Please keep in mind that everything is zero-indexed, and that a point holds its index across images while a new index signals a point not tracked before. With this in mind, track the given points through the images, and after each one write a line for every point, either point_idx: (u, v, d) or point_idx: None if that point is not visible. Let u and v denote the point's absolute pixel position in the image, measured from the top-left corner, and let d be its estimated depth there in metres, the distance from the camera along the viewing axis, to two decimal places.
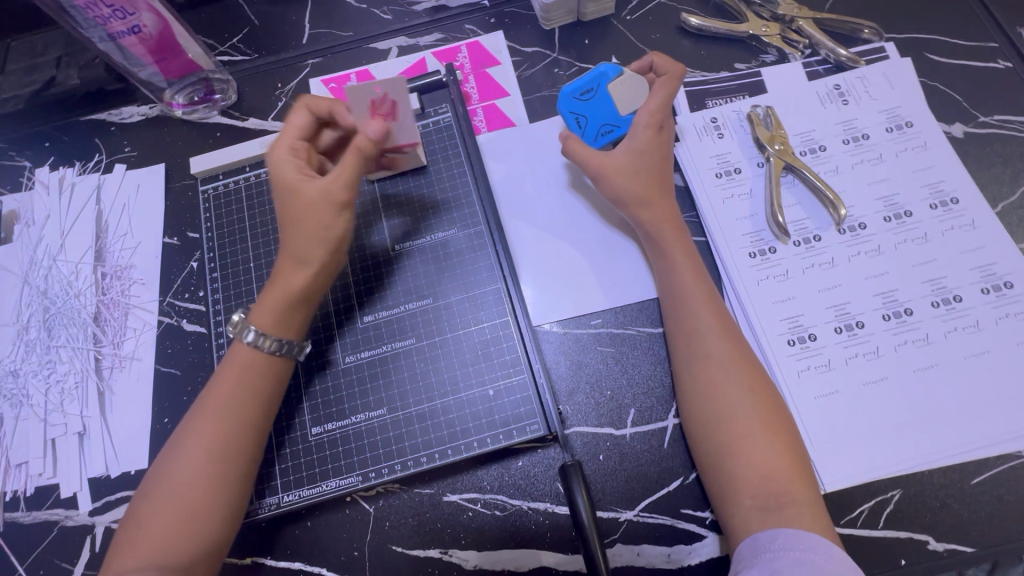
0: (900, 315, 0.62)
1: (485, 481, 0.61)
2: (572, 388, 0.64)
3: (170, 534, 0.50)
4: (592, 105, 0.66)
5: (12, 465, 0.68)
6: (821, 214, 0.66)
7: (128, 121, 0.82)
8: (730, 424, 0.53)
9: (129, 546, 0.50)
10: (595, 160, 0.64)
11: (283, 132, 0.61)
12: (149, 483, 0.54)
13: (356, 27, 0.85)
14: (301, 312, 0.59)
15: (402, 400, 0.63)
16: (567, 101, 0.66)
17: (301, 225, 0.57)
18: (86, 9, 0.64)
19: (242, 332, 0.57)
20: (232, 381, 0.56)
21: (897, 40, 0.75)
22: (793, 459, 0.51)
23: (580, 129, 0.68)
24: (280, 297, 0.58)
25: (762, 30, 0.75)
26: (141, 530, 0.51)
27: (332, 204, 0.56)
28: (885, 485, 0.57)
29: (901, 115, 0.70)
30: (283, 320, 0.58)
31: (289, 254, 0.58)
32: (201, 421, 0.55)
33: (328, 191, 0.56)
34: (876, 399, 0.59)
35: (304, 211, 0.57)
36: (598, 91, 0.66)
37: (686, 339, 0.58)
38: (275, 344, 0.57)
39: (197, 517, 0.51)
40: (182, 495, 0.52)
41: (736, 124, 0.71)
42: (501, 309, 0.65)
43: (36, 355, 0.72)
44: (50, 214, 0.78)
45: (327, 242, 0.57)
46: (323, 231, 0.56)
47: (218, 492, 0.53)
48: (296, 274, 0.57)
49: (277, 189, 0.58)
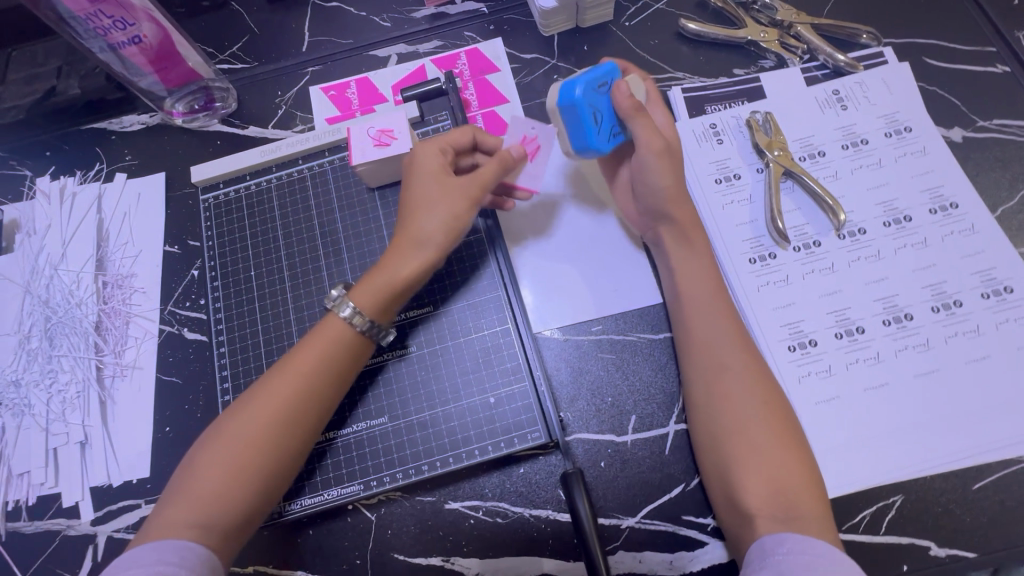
0: (901, 321, 0.62)
1: (487, 488, 0.61)
2: (573, 395, 0.64)
3: (214, 495, 0.52)
4: (603, 103, 0.60)
5: (14, 474, 0.68)
6: (821, 220, 0.66)
7: (128, 130, 0.83)
8: (740, 434, 0.53)
9: (177, 498, 0.53)
10: (652, 138, 0.59)
11: (440, 139, 0.64)
12: (203, 444, 0.56)
13: (355, 34, 0.85)
14: (395, 300, 0.59)
15: (404, 408, 0.63)
16: (586, 95, 0.58)
17: (429, 211, 0.59)
18: (87, 20, 0.64)
19: (339, 308, 0.58)
20: (316, 360, 0.57)
21: (895, 45, 0.75)
22: (804, 467, 0.52)
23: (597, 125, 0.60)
24: (386, 279, 0.59)
25: (760, 36, 0.76)
26: (194, 483, 0.53)
27: (466, 202, 0.60)
28: (887, 490, 0.57)
29: (900, 120, 0.70)
30: (379, 302, 0.58)
31: (407, 237, 0.59)
32: (269, 395, 0.56)
33: (464, 187, 0.60)
34: (876, 405, 0.59)
35: (436, 199, 0.59)
36: (609, 88, 0.61)
37: (697, 348, 0.58)
38: (365, 324, 0.58)
39: (240, 485, 0.53)
40: (236, 462, 0.54)
41: (735, 130, 0.72)
42: (502, 317, 0.66)
43: (38, 365, 0.72)
44: (51, 224, 0.78)
45: (449, 232, 0.59)
46: (449, 219, 0.59)
47: (268, 464, 0.54)
48: (408, 258, 0.59)
49: (424, 174, 0.61)
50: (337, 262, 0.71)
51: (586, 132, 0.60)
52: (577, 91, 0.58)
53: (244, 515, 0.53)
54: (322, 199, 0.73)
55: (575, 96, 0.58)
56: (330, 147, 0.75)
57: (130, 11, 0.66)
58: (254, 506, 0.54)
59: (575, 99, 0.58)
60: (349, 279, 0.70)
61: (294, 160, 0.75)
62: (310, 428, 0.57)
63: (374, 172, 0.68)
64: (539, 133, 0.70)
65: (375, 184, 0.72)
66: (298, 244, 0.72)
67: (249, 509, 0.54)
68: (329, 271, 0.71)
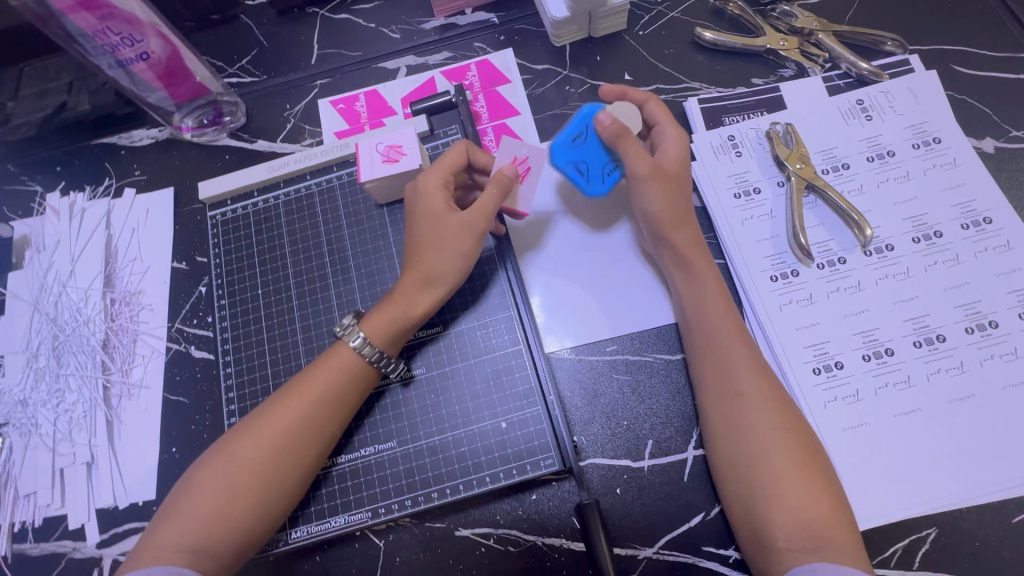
0: (932, 342, 0.59)
1: (498, 515, 0.59)
2: (587, 418, 0.62)
3: (212, 518, 0.51)
4: (587, 150, 0.63)
5: (21, 495, 0.67)
6: (845, 235, 0.64)
7: (139, 144, 0.82)
8: (762, 465, 0.50)
9: (175, 518, 0.52)
10: (642, 163, 0.59)
11: (436, 164, 0.62)
12: (202, 464, 0.55)
13: (365, 46, 0.84)
14: (404, 331, 0.60)
15: (413, 432, 0.61)
16: (562, 151, 0.63)
17: (437, 249, 0.59)
18: (95, 36, 0.64)
19: (348, 336, 0.58)
20: (325, 383, 0.57)
21: (920, 52, 0.72)
22: (832, 504, 0.48)
23: (581, 176, 0.64)
24: (396, 313, 0.59)
25: (780, 44, 0.73)
26: (190, 508, 0.52)
27: (473, 233, 0.59)
28: (920, 523, 0.54)
29: (928, 130, 0.67)
30: (389, 334, 0.59)
31: (415, 274, 0.60)
32: (276, 418, 0.55)
33: (468, 221, 0.59)
34: (908, 432, 0.56)
35: (442, 237, 0.59)
36: (589, 134, 0.63)
37: (712, 376, 0.56)
38: (374, 354, 0.58)
39: (238, 509, 0.52)
40: (235, 486, 0.52)
41: (755, 142, 0.69)
42: (513, 337, 0.64)
43: (45, 384, 0.71)
44: (61, 240, 0.78)
45: (459, 268, 0.60)
46: (457, 258, 0.59)
47: (267, 490, 0.53)
48: (419, 294, 0.60)
49: (427, 211, 0.60)
50: (346, 280, 0.69)
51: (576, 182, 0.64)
52: (557, 149, 0.63)
53: (240, 541, 0.52)
54: (330, 215, 0.72)
55: (555, 155, 0.63)
56: (339, 162, 0.74)
57: (137, 27, 0.65)
58: (253, 531, 0.53)
59: (556, 157, 0.63)
60: (357, 298, 0.68)
61: (303, 175, 0.74)
62: (314, 454, 0.56)
63: (383, 189, 0.67)
64: (528, 154, 0.64)
65: (384, 200, 0.71)
66: (305, 261, 0.71)
67: (244, 536, 0.52)
68: (336, 289, 0.69)
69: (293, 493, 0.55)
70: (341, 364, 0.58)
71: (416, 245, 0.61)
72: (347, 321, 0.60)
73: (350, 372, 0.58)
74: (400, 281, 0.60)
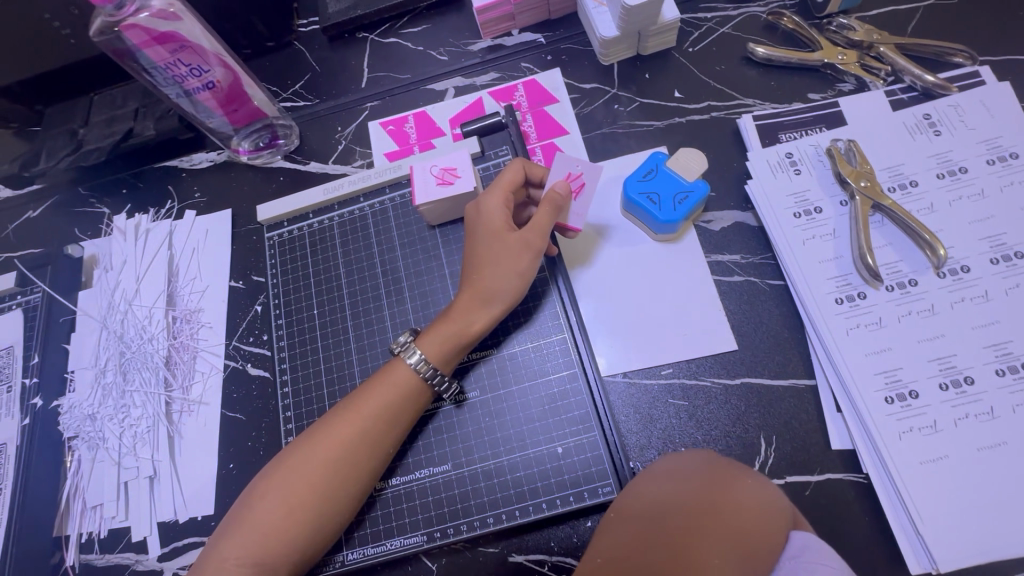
0: (1017, 370, 0.55)
1: (552, 542, 0.58)
2: (643, 442, 0.60)
3: (271, 533, 0.52)
4: (658, 183, 0.65)
5: (88, 506, 0.70)
6: (916, 256, 0.61)
7: (199, 167, 0.86)
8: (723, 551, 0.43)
9: (236, 531, 0.53)
10: (488, 226, 0.61)
11: (494, 183, 0.62)
12: (261, 475, 0.55)
13: (413, 69, 0.86)
14: (462, 349, 0.60)
15: (467, 456, 0.61)
16: (633, 187, 0.66)
17: (492, 268, 0.60)
18: (166, 68, 0.67)
19: (406, 353, 0.59)
20: (383, 400, 0.57)
21: (991, 63, 0.69)
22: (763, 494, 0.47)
23: (653, 206, 0.64)
24: (452, 331, 0.60)
25: (838, 58, 0.71)
26: (249, 520, 0.53)
27: (530, 250, 0.60)
28: (1010, 566, 0.51)
29: (1003, 145, 0.64)
30: (449, 353, 0.59)
31: (472, 292, 0.60)
32: (332, 435, 0.55)
33: (525, 240, 0.59)
34: (993, 468, 0.53)
35: (500, 256, 0.60)
36: (657, 169, 0.66)
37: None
38: (430, 372, 0.58)
39: (293, 528, 0.52)
40: (292, 501, 0.53)
41: (815, 160, 0.67)
42: (568, 361, 0.63)
43: (112, 399, 0.74)
44: (126, 260, 0.82)
45: (515, 287, 0.60)
46: (514, 276, 0.60)
47: (324, 507, 0.54)
48: (475, 312, 0.60)
49: (485, 230, 0.61)
50: (399, 302, 0.70)
51: (647, 213, 0.64)
52: (627, 186, 0.66)
53: (298, 557, 0.53)
54: (383, 236, 0.73)
55: (625, 191, 0.66)
56: (391, 183, 0.75)
57: (203, 57, 0.68)
58: (307, 549, 0.53)
59: (625, 194, 0.66)
60: (409, 319, 0.69)
61: (355, 197, 0.76)
62: (372, 474, 0.56)
63: (438, 212, 0.68)
64: (583, 170, 0.64)
65: (437, 222, 0.71)
66: (359, 281, 0.72)
67: (294, 557, 0.53)
68: (389, 310, 0.70)
69: (347, 512, 0.55)
70: (398, 382, 0.58)
71: (472, 263, 0.61)
72: (404, 338, 0.60)
73: (414, 393, 0.58)
74: (457, 299, 0.61)
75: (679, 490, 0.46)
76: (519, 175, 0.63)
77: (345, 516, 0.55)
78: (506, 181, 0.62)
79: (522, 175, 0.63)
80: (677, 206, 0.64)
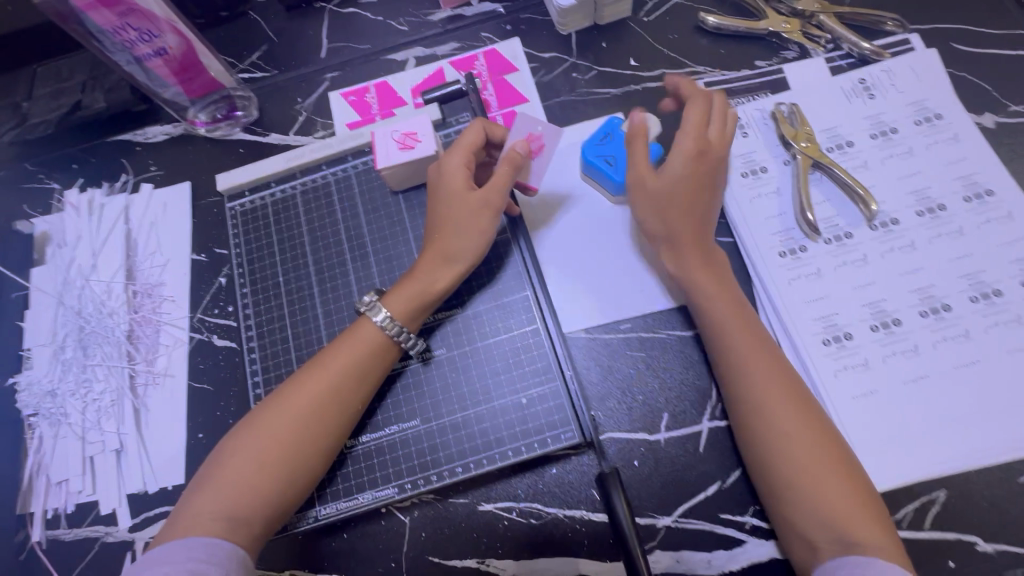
0: (938, 312, 0.61)
1: (519, 489, 0.61)
2: (604, 393, 0.63)
3: (244, 489, 0.53)
4: (615, 146, 0.68)
5: (53, 482, 0.69)
6: (851, 210, 0.66)
7: (154, 140, 0.83)
8: (776, 498, 0.52)
9: (208, 489, 0.53)
10: (449, 184, 0.62)
11: (454, 145, 0.64)
12: (232, 436, 0.56)
13: (373, 39, 0.85)
14: (425, 308, 0.62)
15: (435, 411, 0.63)
16: (592, 150, 0.68)
17: (454, 227, 0.61)
18: (114, 33, 0.65)
19: (371, 312, 0.60)
20: (352, 356, 0.58)
21: (921, 31, 0.74)
22: (836, 451, 0.52)
23: (609, 168, 0.67)
24: (418, 289, 0.61)
25: (782, 26, 0.75)
26: (222, 477, 0.54)
27: (490, 209, 0.61)
28: (929, 485, 0.56)
29: (929, 107, 0.69)
30: (413, 311, 0.61)
31: (435, 251, 0.62)
32: (302, 391, 0.57)
33: (485, 200, 0.61)
34: (917, 399, 0.58)
35: (462, 216, 0.61)
36: (614, 133, 0.68)
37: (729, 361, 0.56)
38: (396, 329, 0.60)
39: (265, 484, 0.53)
40: (264, 455, 0.54)
41: (760, 123, 0.71)
42: (531, 317, 0.65)
43: (73, 375, 0.73)
44: (81, 235, 0.80)
45: (477, 247, 0.62)
46: (476, 236, 0.61)
47: (297, 460, 0.55)
48: (438, 271, 0.61)
49: (446, 191, 0.62)
50: (364, 266, 0.71)
51: (607, 177, 0.67)
52: (586, 150, 0.68)
53: (271, 512, 0.54)
54: (347, 204, 0.74)
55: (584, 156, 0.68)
56: (353, 152, 0.76)
57: (154, 23, 0.66)
58: (283, 501, 0.54)
59: (585, 159, 0.68)
60: (375, 283, 0.70)
61: (318, 165, 0.76)
62: (343, 426, 0.57)
63: (401, 176, 0.69)
64: (543, 131, 0.67)
65: (399, 187, 0.72)
66: (324, 248, 0.72)
67: (269, 511, 0.54)
68: (356, 275, 0.71)
69: (318, 468, 0.56)
70: (366, 341, 0.59)
71: (434, 223, 0.63)
72: (369, 298, 0.61)
73: (382, 350, 0.60)
74: (421, 259, 0.62)
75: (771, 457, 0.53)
76: (478, 138, 0.64)
77: (315, 472, 0.56)
78: (466, 142, 0.63)
79: (481, 137, 0.64)
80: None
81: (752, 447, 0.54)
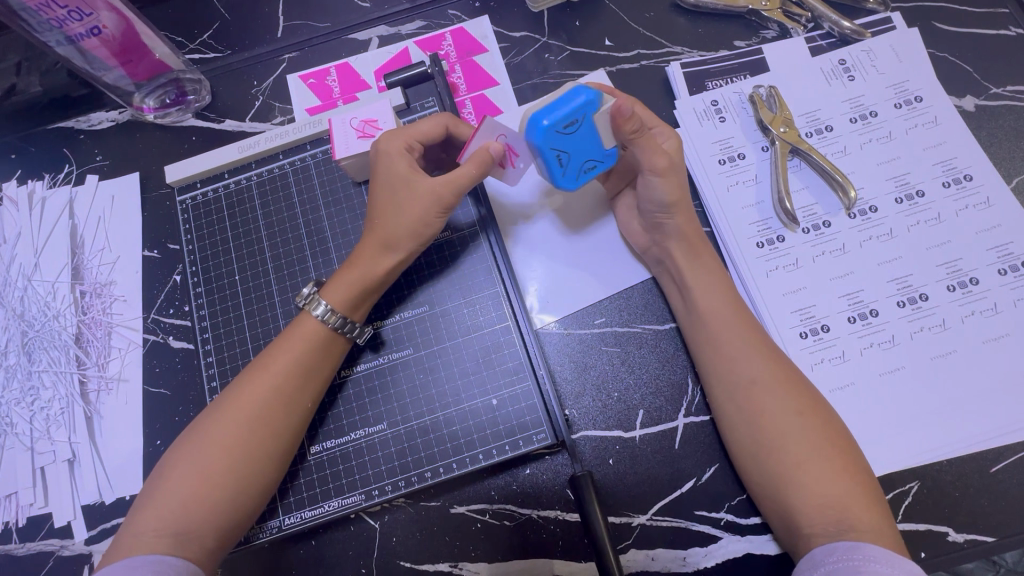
0: (916, 301, 0.60)
1: (493, 491, 0.59)
2: (578, 390, 0.62)
3: (191, 501, 0.50)
4: (575, 140, 0.52)
5: (2, 495, 0.65)
6: (830, 199, 0.64)
7: (98, 128, 0.77)
8: (762, 486, 0.52)
9: (153, 504, 0.50)
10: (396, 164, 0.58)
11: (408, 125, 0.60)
12: (179, 447, 0.53)
13: (333, 17, 0.80)
14: (368, 295, 0.59)
15: (403, 414, 0.61)
16: (550, 136, 0.51)
17: (397, 212, 0.57)
18: (39, 11, 0.59)
19: (311, 306, 0.57)
20: (301, 353, 0.56)
21: (903, 9, 0.71)
22: (821, 435, 0.50)
23: (559, 167, 0.54)
24: (358, 277, 0.58)
25: (762, 4, 0.71)
26: (167, 493, 0.51)
27: (434, 198, 0.57)
28: (904, 477, 0.56)
29: (910, 89, 0.67)
30: (354, 301, 0.58)
31: (376, 237, 0.58)
32: (252, 395, 0.54)
33: (432, 187, 0.56)
34: (893, 390, 0.58)
35: (404, 201, 0.57)
36: (583, 121, 0.51)
37: (712, 354, 0.56)
38: (338, 321, 0.57)
39: (214, 494, 0.51)
40: (212, 465, 0.51)
41: (738, 106, 0.68)
42: (501, 314, 0.63)
43: (18, 382, 0.69)
44: (21, 231, 0.74)
45: (418, 235, 0.58)
46: (418, 224, 0.57)
47: (250, 466, 0.52)
48: (379, 258, 0.58)
49: (390, 174, 0.58)
50: (326, 261, 0.68)
51: (551, 174, 0.54)
52: (542, 135, 0.50)
53: (226, 522, 0.51)
54: (306, 196, 0.70)
55: (540, 140, 0.51)
56: (312, 140, 0.71)
57: None
58: (240, 511, 0.52)
59: (539, 142, 0.51)
60: None
61: (275, 155, 0.72)
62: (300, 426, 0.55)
63: (361, 166, 0.65)
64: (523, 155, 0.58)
65: (362, 178, 0.69)
66: (283, 243, 0.69)
67: (225, 523, 0.51)
68: (316, 271, 0.67)
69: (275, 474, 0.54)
70: (310, 337, 0.56)
71: (376, 206, 0.59)
72: (308, 289, 0.58)
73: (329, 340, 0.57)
74: (362, 244, 0.59)
75: (752, 448, 0.52)
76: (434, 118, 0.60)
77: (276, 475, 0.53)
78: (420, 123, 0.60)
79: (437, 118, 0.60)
80: (580, 176, 0.56)
81: (734, 437, 0.54)
